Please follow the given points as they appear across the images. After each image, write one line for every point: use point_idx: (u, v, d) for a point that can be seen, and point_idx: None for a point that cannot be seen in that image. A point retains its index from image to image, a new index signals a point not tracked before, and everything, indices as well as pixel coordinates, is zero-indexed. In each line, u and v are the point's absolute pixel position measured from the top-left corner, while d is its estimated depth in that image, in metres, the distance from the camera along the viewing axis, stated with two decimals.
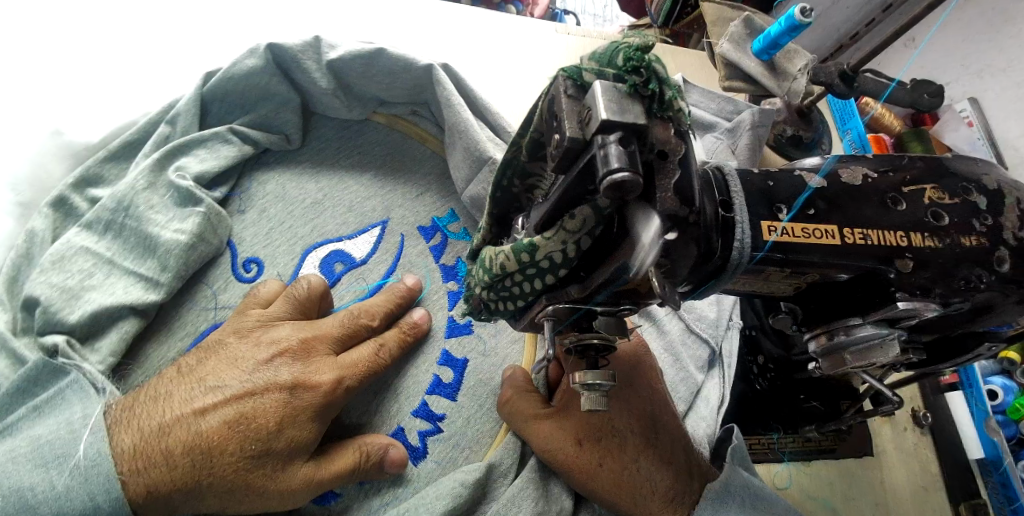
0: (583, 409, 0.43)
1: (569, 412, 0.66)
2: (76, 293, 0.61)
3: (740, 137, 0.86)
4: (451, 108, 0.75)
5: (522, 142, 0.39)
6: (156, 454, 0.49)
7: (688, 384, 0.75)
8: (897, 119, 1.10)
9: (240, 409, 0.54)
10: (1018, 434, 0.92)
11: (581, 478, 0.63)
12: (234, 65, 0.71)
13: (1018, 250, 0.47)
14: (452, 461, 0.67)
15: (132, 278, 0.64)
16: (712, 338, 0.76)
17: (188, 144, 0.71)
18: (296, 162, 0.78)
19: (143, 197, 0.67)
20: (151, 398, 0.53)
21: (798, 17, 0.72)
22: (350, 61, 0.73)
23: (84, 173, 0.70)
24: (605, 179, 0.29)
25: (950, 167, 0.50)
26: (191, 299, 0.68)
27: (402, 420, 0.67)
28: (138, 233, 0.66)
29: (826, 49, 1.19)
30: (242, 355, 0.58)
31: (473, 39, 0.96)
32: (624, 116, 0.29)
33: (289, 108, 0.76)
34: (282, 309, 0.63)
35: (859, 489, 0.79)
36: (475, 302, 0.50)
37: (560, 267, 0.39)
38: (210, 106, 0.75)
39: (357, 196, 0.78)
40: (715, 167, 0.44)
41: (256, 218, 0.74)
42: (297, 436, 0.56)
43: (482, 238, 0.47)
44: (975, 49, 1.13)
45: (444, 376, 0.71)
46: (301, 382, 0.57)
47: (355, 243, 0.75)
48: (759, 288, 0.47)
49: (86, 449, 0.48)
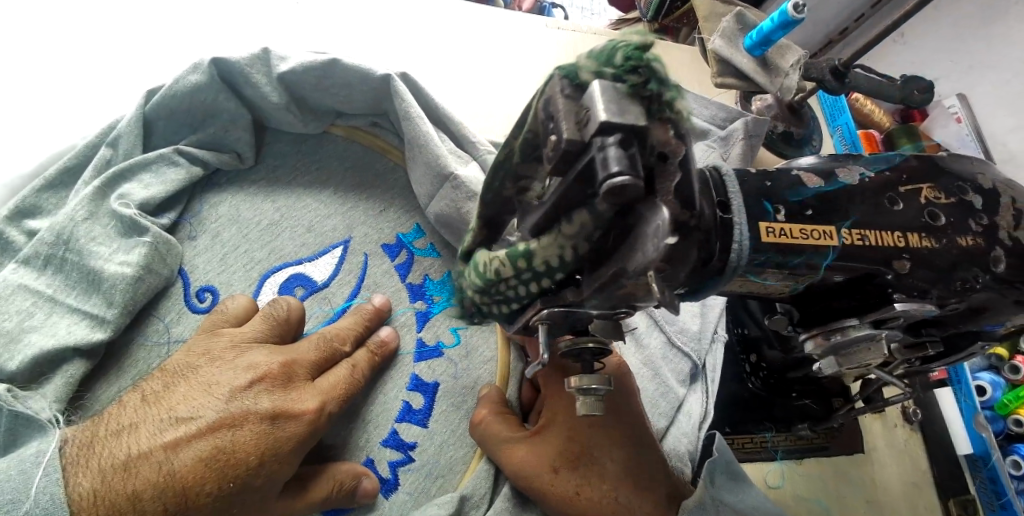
0: (579, 414, 0.42)
1: (543, 434, 0.64)
2: (15, 337, 0.58)
3: (733, 146, 0.85)
4: (410, 120, 0.72)
5: (515, 143, 0.37)
6: (121, 499, 0.47)
7: (669, 399, 0.74)
8: (887, 116, 1.11)
9: (217, 443, 0.52)
10: (1005, 430, 0.93)
11: (561, 505, 0.60)
12: (176, 81, 0.69)
13: (1014, 250, 0.47)
14: (425, 492, 0.67)
15: (77, 316, 0.62)
16: (694, 353, 0.76)
17: (131, 169, 0.69)
18: (250, 182, 0.76)
19: (83, 229, 0.64)
20: (113, 432, 0.51)
21: (790, 12, 0.71)
22: (302, 74, 0.71)
23: (19, 204, 0.66)
24: (605, 183, 0.28)
25: (945, 165, 0.50)
26: (141, 333, 0.66)
27: (372, 451, 0.67)
28: (81, 268, 0.63)
29: (816, 44, 1.18)
30: (218, 381, 0.56)
31: (444, 46, 0.95)
32: (624, 117, 0.28)
33: (239, 125, 0.74)
34: (257, 329, 0.62)
35: (848, 485, 0.81)
36: (466, 306, 0.49)
37: (557, 271, 0.38)
38: (154, 125, 0.72)
39: (316, 214, 0.76)
40: (712, 167, 0.44)
41: (209, 243, 0.72)
42: (275, 470, 0.55)
43: (471, 241, 0.46)
44: (964, 45, 1.14)
45: (414, 402, 0.70)
46: (282, 412, 0.56)
47: (316, 266, 0.74)
48: (754, 288, 0.46)
49: (38, 494, 0.45)
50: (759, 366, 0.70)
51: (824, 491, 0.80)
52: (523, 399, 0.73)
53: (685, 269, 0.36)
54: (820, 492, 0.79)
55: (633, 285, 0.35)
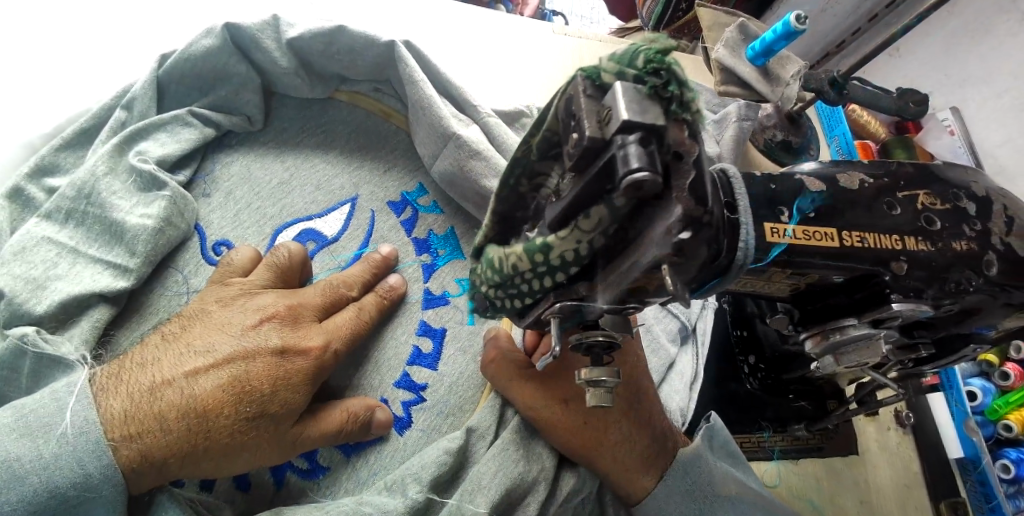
0: (589, 406, 0.43)
1: (556, 372, 0.65)
2: (42, 284, 0.59)
3: (726, 128, 0.87)
4: (413, 84, 0.72)
5: (533, 140, 0.39)
6: (149, 418, 0.48)
7: (660, 357, 0.77)
8: (882, 127, 1.13)
9: (232, 372, 0.54)
10: (995, 434, 0.97)
11: (568, 436, 0.62)
12: (190, 46, 0.70)
13: (1005, 255, 0.49)
14: (438, 429, 0.67)
15: (100, 266, 0.63)
16: (683, 314, 0.79)
17: (147, 129, 0.70)
18: (260, 143, 0.78)
19: (104, 183, 0.65)
20: (137, 364, 0.52)
21: (792, 23, 0.72)
22: (310, 39, 0.72)
23: (39, 162, 0.67)
24: (625, 179, 0.29)
25: (941, 174, 0.51)
26: (161, 284, 0.67)
27: (386, 391, 0.67)
28: (102, 220, 0.64)
29: (814, 55, 1.23)
30: (230, 321, 0.58)
31: (451, 33, 0.97)
32: (644, 116, 0.29)
33: (249, 89, 0.75)
34: (263, 277, 0.63)
35: (843, 487, 0.82)
36: (479, 300, 0.50)
37: (572, 265, 0.40)
38: (166, 89, 0.73)
39: (324, 174, 0.77)
40: (719, 169, 0.45)
41: (223, 200, 0.73)
42: (290, 399, 0.55)
43: (486, 235, 0.47)
44: (957, 60, 1.17)
45: (424, 347, 0.70)
46: (290, 346, 0.57)
47: (326, 221, 0.74)
48: (758, 288, 0.48)
49: (72, 417, 0.46)
50: (757, 367, 0.72)
51: (818, 493, 0.81)
52: (527, 344, 0.71)
53: (694, 266, 0.36)
54: (814, 493, 0.81)
55: (648, 277, 0.36)
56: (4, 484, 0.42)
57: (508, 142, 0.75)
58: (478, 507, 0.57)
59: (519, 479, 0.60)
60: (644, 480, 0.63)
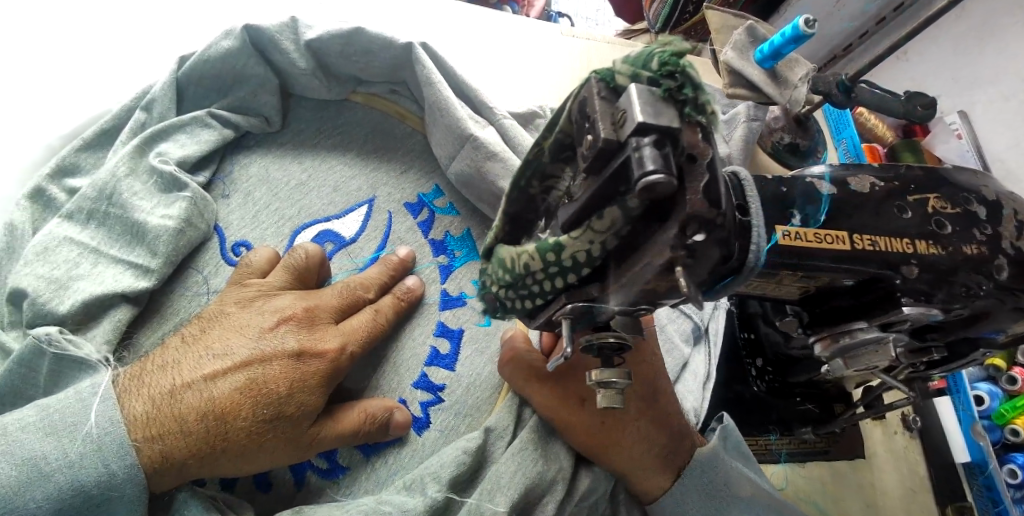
0: (600, 407, 0.43)
1: (572, 373, 0.65)
2: (64, 284, 0.60)
3: (734, 129, 0.91)
4: (430, 86, 0.72)
5: (545, 142, 0.39)
6: (169, 420, 0.49)
7: (674, 357, 0.76)
8: (890, 131, 1.13)
9: (250, 375, 0.54)
10: (1002, 440, 0.95)
11: (585, 437, 0.62)
12: (210, 47, 0.71)
13: (1016, 259, 0.49)
14: (455, 430, 0.67)
15: (121, 266, 0.63)
16: (697, 314, 0.79)
17: (166, 130, 0.70)
18: (277, 144, 0.78)
19: (126, 184, 0.66)
20: (158, 367, 0.53)
21: (802, 27, 0.73)
22: (328, 41, 0.73)
23: (60, 163, 0.68)
24: (640, 181, 0.29)
25: (950, 178, 0.52)
26: (181, 285, 0.68)
27: (403, 392, 0.67)
28: (123, 221, 0.65)
29: (820, 59, 1.22)
30: (248, 323, 0.58)
31: (466, 35, 0.97)
32: (660, 119, 0.30)
33: (267, 89, 0.75)
34: (280, 279, 0.63)
35: (850, 490, 0.82)
36: (490, 300, 0.51)
37: (583, 266, 0.40)
38: (185, 90, 0.74)
39: (342, 175, 0.77)
40: (731, 172, 0.45)
41: (242, 201, 0.74)
42: (307, 402, 0.55)
43: (500, 236, 0.47)
44: (967, 63, 1.16)
45: (441, 348, 0.70)
46: (306, 349, 0.57)
47: (344, 223, 0.75)
48: (768, 290, 0.49)
49: (97, 418, 0.47)
50: (765, 370, 0.72)
51: (827, 496, 0.81)
52: (543, 346, 0.71)
53: (706, 267, 0.36)
54: (820, 497, 0.81)
55: (662, 280, 0.37)
56: (30, 482, 0.43)
57: (523, 144, 0.75)
58: (497, 507, 0.56)
59: (537, 479, 0.60)
60: (661, 480, 0.64)
